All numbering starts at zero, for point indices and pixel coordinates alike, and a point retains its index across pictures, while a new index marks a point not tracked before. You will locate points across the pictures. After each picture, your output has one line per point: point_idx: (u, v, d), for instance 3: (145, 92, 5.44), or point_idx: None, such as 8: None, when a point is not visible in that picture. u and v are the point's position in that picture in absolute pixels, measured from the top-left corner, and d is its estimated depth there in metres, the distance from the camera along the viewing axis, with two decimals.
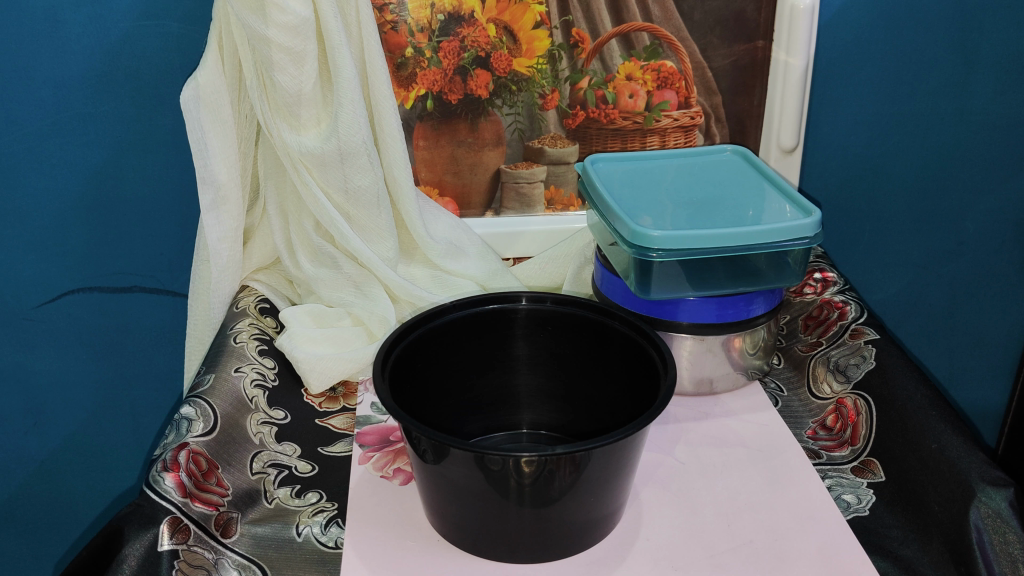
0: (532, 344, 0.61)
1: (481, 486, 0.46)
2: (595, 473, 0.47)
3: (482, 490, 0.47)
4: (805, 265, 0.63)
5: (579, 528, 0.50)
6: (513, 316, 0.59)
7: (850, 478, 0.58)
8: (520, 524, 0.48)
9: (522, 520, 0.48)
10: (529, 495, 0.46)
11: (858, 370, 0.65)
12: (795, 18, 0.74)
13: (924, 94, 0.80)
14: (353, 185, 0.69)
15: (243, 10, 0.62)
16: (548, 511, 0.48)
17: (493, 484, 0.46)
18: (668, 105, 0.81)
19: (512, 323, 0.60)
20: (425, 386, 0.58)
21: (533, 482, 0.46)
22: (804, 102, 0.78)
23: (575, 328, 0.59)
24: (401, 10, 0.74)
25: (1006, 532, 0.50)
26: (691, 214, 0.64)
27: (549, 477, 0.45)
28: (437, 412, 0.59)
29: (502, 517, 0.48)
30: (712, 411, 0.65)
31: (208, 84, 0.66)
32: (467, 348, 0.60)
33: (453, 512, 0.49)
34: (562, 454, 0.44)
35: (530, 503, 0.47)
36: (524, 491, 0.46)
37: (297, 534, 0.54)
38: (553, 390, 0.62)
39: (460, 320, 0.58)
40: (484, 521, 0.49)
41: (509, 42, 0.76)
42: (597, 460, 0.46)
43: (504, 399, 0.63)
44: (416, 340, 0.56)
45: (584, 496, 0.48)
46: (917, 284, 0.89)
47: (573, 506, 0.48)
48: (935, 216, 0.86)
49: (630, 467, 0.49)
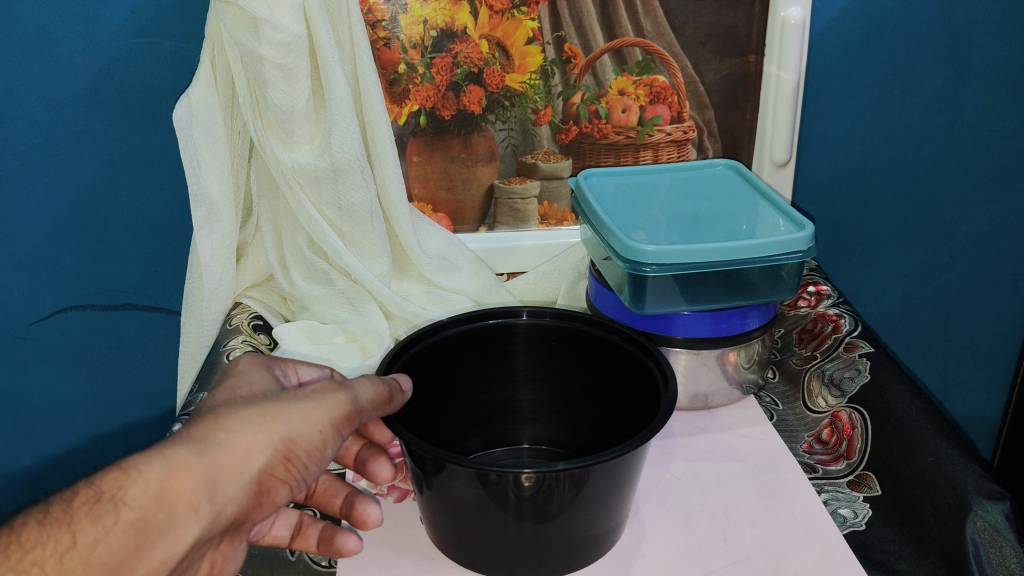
0: (532, 359, 0.61)
1: (483, 502, 0.46)
2: (597, 488, 0.46)
3: (483, 507, 0.46)
4: (799, 279, 0.63)
5: (580, 546, 0.49)
6: (514, 330, 0.59)
7: (846, 492, 0.58)
8: (519, 541, 0.48)
9: (520, 537, 0.47)
10: (527, 512, 0.46)
11: (852, 383, 0.65)
12: (786, 32, 0.75)
13: (916, 107, 0.79)
14: (347, 203, 0.69)
15: (236, 27, 0.62)
16: (548, 528, 0.47)
17: (494, 500, 0.46)
18: (661, 120, 0.81)
19: (513, 337, 0.60)
20: (430, 401, 0.58)
21: (534, 498, 0.45)
22: (797, 115, 0.79)
23: (575, 343, 0.59)
24: (393, 27, 0.74)
25: (1003, 545, 0.50)
26: (685, 229, 0.64)
27: (551, 492, 0.45)
28: (441, 427, 0.59)
29: (502, 533, 0.48)
30: (708, 426, 0.65)
31: (200, 101, 0.66)
32: (470, 364, 0.60)
33: (453, 529, 0.49)
34: (565, 469, 0.43)
35: (530, 520, 0.46)
36: (524, 507, 0.46)
37: (291, 553, 0.53)
38: (554, 405, 0.62)
39: (462, 335, 0.58)
40: (483, 539, 0.48)
41: (502, 58, 0.77)
42: (596, 476, 0.46)
43: (505, 414, 0.63)
44: (419, 353, 0.56)
45: (583, 512, 0.47)
46: (912, 297, 0.88)
47: (574, 523, 0.48)
48: (930, 230, 0.85)
49: (630, 484, 0.49)
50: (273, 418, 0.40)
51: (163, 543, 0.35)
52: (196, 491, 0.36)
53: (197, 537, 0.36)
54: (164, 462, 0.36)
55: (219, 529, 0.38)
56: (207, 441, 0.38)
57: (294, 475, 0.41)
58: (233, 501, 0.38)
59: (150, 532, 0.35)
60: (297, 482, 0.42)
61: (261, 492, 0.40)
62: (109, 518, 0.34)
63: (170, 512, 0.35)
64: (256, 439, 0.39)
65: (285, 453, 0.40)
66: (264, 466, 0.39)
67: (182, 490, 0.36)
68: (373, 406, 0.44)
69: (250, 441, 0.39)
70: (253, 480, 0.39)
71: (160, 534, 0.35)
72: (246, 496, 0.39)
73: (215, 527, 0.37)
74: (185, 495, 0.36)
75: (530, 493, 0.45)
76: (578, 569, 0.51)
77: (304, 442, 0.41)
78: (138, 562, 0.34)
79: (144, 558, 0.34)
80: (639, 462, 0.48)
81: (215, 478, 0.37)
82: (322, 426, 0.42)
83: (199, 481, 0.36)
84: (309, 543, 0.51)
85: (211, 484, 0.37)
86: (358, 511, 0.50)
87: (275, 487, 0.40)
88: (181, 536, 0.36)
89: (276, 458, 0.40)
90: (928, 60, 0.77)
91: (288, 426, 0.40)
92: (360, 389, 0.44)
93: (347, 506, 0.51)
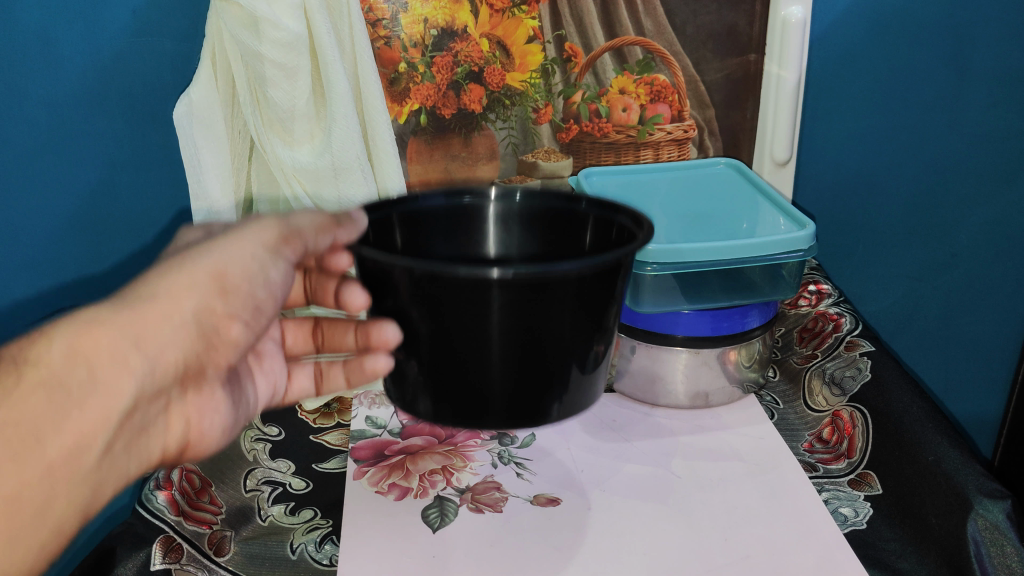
0: None
1: (441, 331, 0.36)
2: (581, 313, 0.36)
3: (443, 342, 0.36)
4: (800, 278, 0.63)
5: (565, 405, 0.39)
6: (479, 214, 0.44)
7: (847, 491, 0.57)
8: (489, 393, 0.37)
9: (490, 395, 0.37)
10: (497, 350, 0.36)
11: (853, 382, 0.65)
12: (787, 31, 0.76)
13: (917, 106, 0.79)
14: (347, 200, 0.70)
15: (236, 26, 0.63)
16: (524, 379, 0.37)
17: (456, 329, 0.35)
18: (662, 118, 0.81)
19: (484, 232, 0.45)
20: None
21: (505, 327, 0.35)
22: (798, 115, 0.80)
23: (560, 228, 0.44)
24: (394, 26, 0.74)
25: (1004, 544, 0.48)
26: (686, 227, 0.64)
27: (528, 317, 0.35)
28: None
29: (467, 384, 0.37)
30: (709, 425, 0.65)
31: (200, 100, 0.66)
32: None
33: (409, 382, 0.39)
34: (540, 279, 0.33)
35: (500, 361, 0.36)
36: (493, 339, 0.35)
37: (291, 551, 0.53)
38: None
39: (422, 218, 0.43)
40: (445, 397, 0.38)
41: (502, 56, 0.77)
42: (562, 297, 0.35)
43: None
44: None
45: (557, 353, 0.37)
46: (913, 296, 0.87)
47: (557, 373, 0.37)
48: (930, 228, 0.84)
49: (615, 316, 0.39)
50: (192, 256, 0.38)
51: (96, 398, 0.34)
52: (117, 343, 0.35)
53: (132, 388, 0.35)
54: (75, 321, 0.34)
55: (165, 371, 0.37)
56: (124, 295, 0.36)
57: (238, 307, 0.39)
58: (168, 342, 0.37)
59: (73, 391, 0.33)
60: (248, 313, 0.40)
61: (206, 329, 0.39)
62: (25, 384, 0.32)
63: (89, 367, 0.34)
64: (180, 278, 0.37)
65: (218, 284, 0.38)
66: (196, 303, 0.37)
67: (96, 347, 0.34)
68: (316, 230, 0.40)
69: (173, 282, 0.37)
70: (190, 321, 0.37)
71: (90, 389, 0.34)
72: (186, 336, 0.38)
73: (157, 372, 0.37)
74: (103, 352, 0.34)
75: (499, 316, 0.35)
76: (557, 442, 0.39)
77: (237, 272, 0.39)
78: (68, 423, 0.33)
79: (77, 415, 0.34)
80: (623, 290, 0.39)
81: (139, 326, 0.35)
82: (254, 252, 0.39)
83: (118, 335, 0.35)
84: (339, 382, 0.51)
85: (138, 334, 0.35)
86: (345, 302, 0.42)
87: (223, 321, 0.39)
88: (119, 390, 0.35)
89: (209, 295, 0.38)
90: (931, 61, 0.76)
91: (211, 256, 0.38)
92: (302, 217, 0.41)
93: (359, 338, 0.39)
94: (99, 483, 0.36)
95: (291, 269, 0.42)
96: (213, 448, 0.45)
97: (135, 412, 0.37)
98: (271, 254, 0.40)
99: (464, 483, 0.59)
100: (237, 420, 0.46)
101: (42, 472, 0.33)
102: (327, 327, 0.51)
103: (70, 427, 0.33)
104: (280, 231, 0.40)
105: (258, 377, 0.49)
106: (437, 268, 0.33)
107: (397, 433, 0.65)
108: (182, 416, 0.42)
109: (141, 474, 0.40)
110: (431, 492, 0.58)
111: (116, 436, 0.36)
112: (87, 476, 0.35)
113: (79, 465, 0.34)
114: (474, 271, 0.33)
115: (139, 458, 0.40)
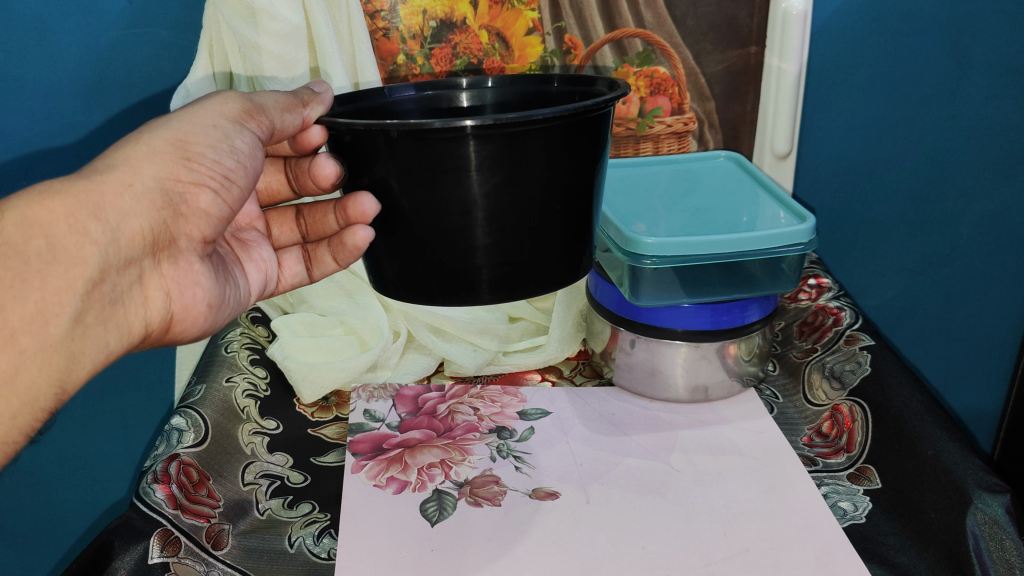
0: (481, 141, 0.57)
1: (426, 191, 0.42)
2: (555, 158, 0.42)
3: (427, 201, 0.42)
4: (799, 271, 0.63)
5: (546, 268, 0.46)
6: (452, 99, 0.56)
7: (846, 485, 0.57)
8: (477, 244, 0.44)
9: (481, 250, 0.44)
10: (481, 204, 0.43)
11: (853, 376, 0.64)
12: (789, 23, 0.74)
13: (920, 100, 0.75)
14: None
15: (234, 17, 0.66)
16: (508, 230, 0.44)
17: (440, 189, 0.42)
18: (662, 111, 0.81)
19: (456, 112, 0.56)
20: None
21: (483, 182, 0.42)
22: (798, 108, 0.79)
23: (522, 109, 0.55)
24: (392, 18, 0.73)
25: (1003, 538, 0.47)
26: (686, 219, 0.65)
27: (507, 169, 0.41)
28: None
29: (460, 237, 0.44)
30: (708, 419, 0.65)
31: (197, 92, 0.69)
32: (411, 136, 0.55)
33: (402, 247, 0.45)
34: (513, 124, 0.39)
35: (483, 215, 0.43)
36: (477, 185, 0.42)
37: (290, 545, 0.53)
38: None
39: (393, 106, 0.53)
40: (439, 252, 0.45)
41: (501, 48, 0.77)
42: (535, 150, 0.41)
43: None
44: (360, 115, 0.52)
45: (536, 202, 0.43)
46: (915, 289, 0.83)
47: (535, 225, 0.44)
48: (930, 221, 0.79)
49: (591, 172, 0.45)
50: (153, 130, 0.43)
51: (59, 265, 0.38)
52: (73, 211, 0.39)
53: (95, 254, 0.39)
54: (34, 194, 0.38)
55: (131, 242, 0.41)
56: (87, 172, 0.41)
57: (203, 174, 0.44)
58: (131, 211, 0.41)
59: (31, 260, 0.38)
60: (216, 181, 0.44)
61: (172, 197, 0.43)
62: None
63: (46, 238, 0.38)
64: (139, 151, 0.42)
65: (180, 151, 0.43)
66: (156, 170, 0.42)
67: (50, 214, 0.38)
68: (283, 109, 0.46)
69: (132, 155, 0.42)
70: (152, 186, 0.42)
71: (50, 259, 0.38)
72: (150, 203, 0.42)
73: (122, 241, 0.41)
74: (61, 219, 0.38)
75: (479, 167, 0.41)
76: (540, 291, 0.47)
77: (198, 140, 0.44)
78: (27, 289, 0.37)
79: (38, 283, 0.38)
80: (598, 136, 0.44)
81: (96, 197, 0.40)
82: (214, 122, 0.45)
83: (73, 204, 0.39)
84: (327, 264, 0.57)
85: (95, 204, 0.40)
86: (352, 210, 0.45)
87: (192, 190, 0.43)
88: (84, 257, 0.39)
89: (169, 162, 0.42)
90: (928, 52, 0.72)
91: (171, 129, 0.43)
92: (264, 98, 0.47)
93: (341, 214, 0.46)
94: (74, 355, 0.40)
95: (259, 142, 0.46)
96: (196, 327, 0.47)
97: (104, 280, 0.40)
98: (232, 123, 0.45)
99: (463, 477, 0.59)
100: (219, 299, 0.49)
101: (6, 338, 0.37)
102: (308, 214, 0.57)
103: (44, 284, 0.38)
104: (243, 106, 0.46)
105: (246, 265, 0.54)
106: (417, 123, 0.38)
107: (396, 426, 0.65)
108: (161, 289, 0.44)
109: (125, 349, 0.43)
110: (430, 485, 0.58)
111: (86, 307, 0.40)
112: (60, 344, 0.39)
113: (46, 331, 0.38)
114: (448, 121, 0.39)
115: (119, 330, 0.42)
